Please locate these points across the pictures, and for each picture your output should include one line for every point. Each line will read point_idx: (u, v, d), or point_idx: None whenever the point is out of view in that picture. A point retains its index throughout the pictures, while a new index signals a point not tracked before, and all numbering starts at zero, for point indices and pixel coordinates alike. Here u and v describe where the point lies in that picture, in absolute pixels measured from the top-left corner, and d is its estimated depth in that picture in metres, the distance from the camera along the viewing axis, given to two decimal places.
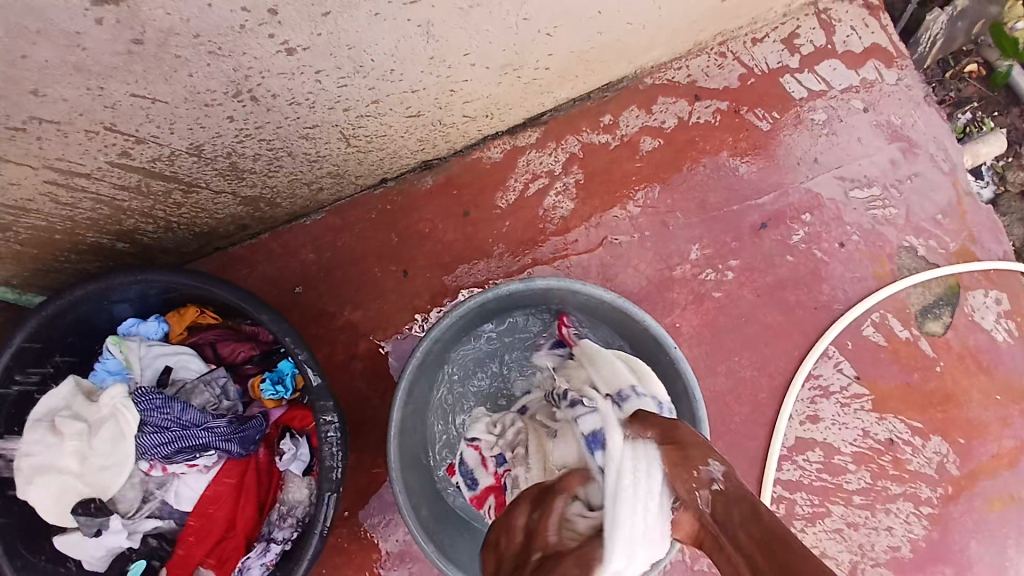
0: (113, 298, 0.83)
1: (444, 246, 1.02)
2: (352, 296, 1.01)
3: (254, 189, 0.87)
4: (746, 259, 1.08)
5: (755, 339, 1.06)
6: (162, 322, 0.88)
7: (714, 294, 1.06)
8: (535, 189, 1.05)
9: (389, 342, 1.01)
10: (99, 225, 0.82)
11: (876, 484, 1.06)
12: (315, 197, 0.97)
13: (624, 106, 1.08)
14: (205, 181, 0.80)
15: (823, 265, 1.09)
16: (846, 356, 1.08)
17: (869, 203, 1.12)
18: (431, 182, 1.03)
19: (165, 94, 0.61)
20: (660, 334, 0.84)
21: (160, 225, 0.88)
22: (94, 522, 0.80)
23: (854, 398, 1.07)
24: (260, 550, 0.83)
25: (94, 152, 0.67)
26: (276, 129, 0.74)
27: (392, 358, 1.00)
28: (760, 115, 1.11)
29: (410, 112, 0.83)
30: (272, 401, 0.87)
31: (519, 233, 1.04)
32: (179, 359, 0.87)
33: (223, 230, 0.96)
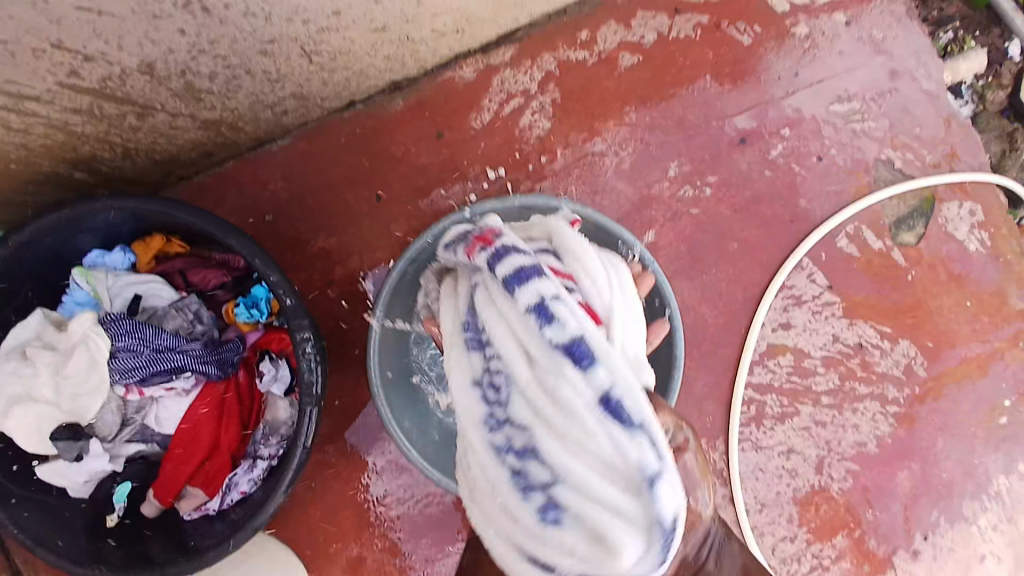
0: (76, 229, 0.81)
1: (418, 169, 1.01)
2: (326, 221, 1.00)
3: (214, 111, 0.84)
4: (724, 174, 1.07)
5: (731, 253, 1.08)
6: (129, 253, 0.88)
7: (691, 211, 1.06)
8: (511, 109, 1.02)
9: (369, 276, 1.00)
10: (54, 153, 0.79)
11: (843, 385, 1.10)
12: (279, 120, 0.94)
13: (602, 22, 1.04)
14: (162, 103, 0.78)
15: (800, 179, 1.09)
16: (819, 267, 1.10)
17: (849, 117, 1.11)
18: (402, 104, 1.00)
19: (111, 7, 0.58)
20: (640, 252, 0.87)
21: (118, 151, 0.85)
22: (75, 447, 0.83)
23: (825, 306, 1.10)
24: (247, 467, 0.87)
25: (43, 72, 0.64)
26: (232, 45, 0.71)
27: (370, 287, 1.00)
28: (742, 29, 1.07)
29: (374, 26, 0.80)
30: (247, 325, 0.90)
31: (494, 152, 1.02)
32: (149, 287, 0.88)
33: (186, 157, 0.93)
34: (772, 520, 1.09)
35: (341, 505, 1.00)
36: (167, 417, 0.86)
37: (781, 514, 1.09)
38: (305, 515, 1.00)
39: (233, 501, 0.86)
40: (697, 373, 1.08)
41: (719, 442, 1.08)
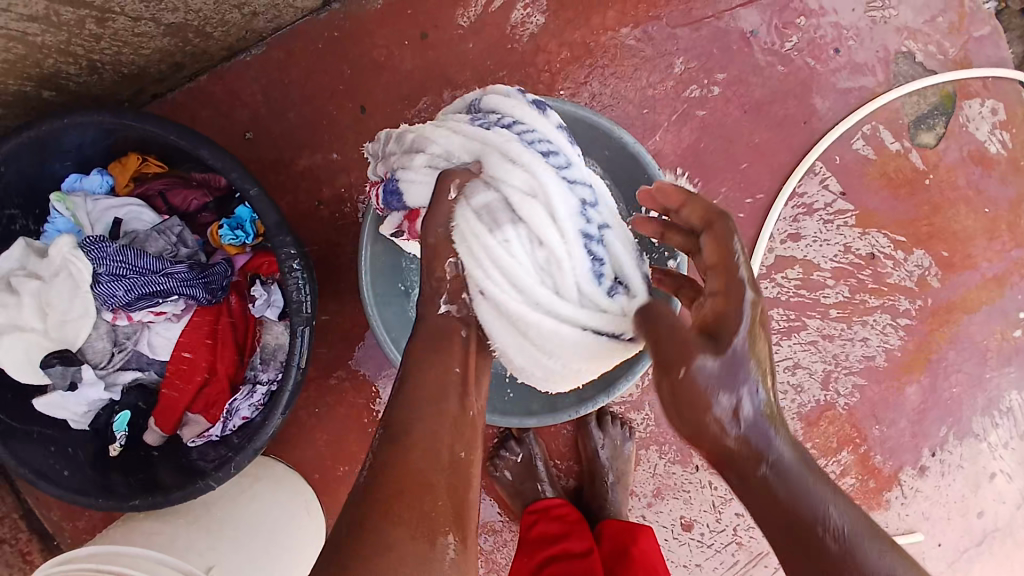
0: (45, 150, 0.76)
1: (404, 76, 0.93)
2: (308, 137, 0.94)
3: (178, 15, 0.76)
4: (733, 72, 1.00)
5: (740, 160, 1.02)
6: (106, 175, 0.83)
7: (697, 113, 1.00)
8: (501, 4, 0.93)
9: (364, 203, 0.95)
10: (14, 69, 0.72)
11: (853, 298, 1.07)
12: (250, 24, 0.86)
13: None
14: (120, 6, 0.70)
15: (815, 75, 1.02)
16: (832, 172, 1.04)
17: (869, 3, 1.02)
18: (382, 2, 0.92)
19: None
20: (638, 151, 0.82)
21: (83, 65, 0.78)
22: (65, 376, 0.79)
23: (837, 215, 1.05)
24: (247, 392, 0.84)
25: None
26: None
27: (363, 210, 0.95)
28: None
29: None
30: (233, 247, 0.84)
31: (484, 56, 0.94)
32: (128, 211, 0.82)
33: (155, 70, 0.86)
34: None
35: (344, 430, 0.99)
36: (161, 344, 0.83)
37: None
38: (309, 440, 0.99)
39: (235, 428, 0.83)
40: None
41: None
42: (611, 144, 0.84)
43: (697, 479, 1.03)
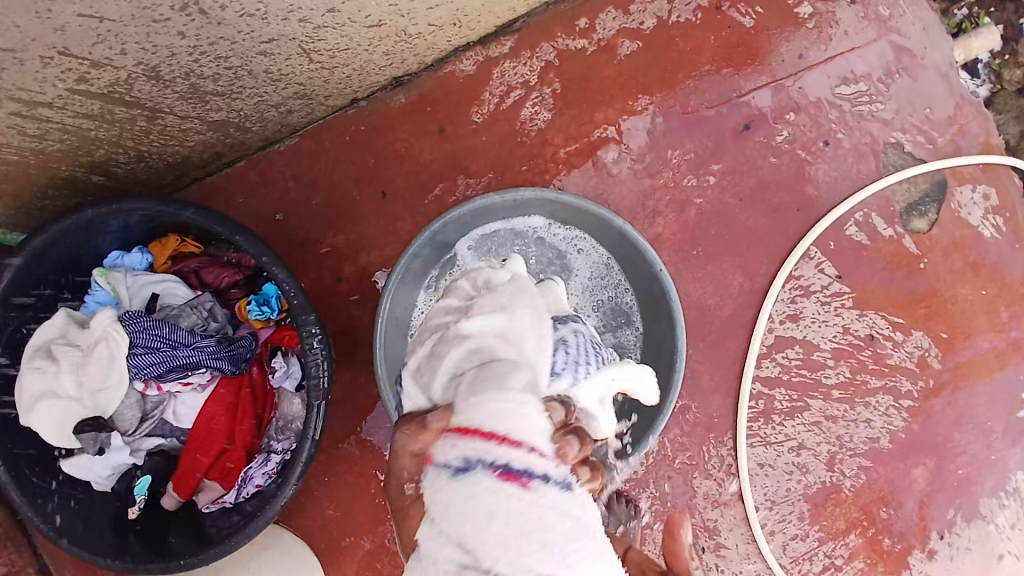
0: (94, 229, 0.84)
1: (421, 165, 1.02)
2: (332, 220, 1.01)
3: (221, 113, 0.85)
4: (728, 163, 1.06)
5: (738, 243, 1.07)
6: (146, 253, 0.90)
7: (696, 201, 1.06)
8: (511, 101, 1.02)
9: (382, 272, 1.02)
10: (71, 157, 0.80)
11: (855, 378, 1.10)
12: (285, 119, 0.95)
13: (600, 8, 1.03)
14: (169, 106, 0.78)
15: (808, 166, 1.08)
16: (828, 256, 1.09)
17: (856, 99, 1.09)
18: (404, 99, 1.01)
19: (111, 12, 0.59)
20: (640, 240, 0.88)
21: (133, 155, 0.85)
22: (96, 441, 0.85)
23: (835, 296, 1.09)
24: (261, 461, 0.89)
25: (50, 79, 0.65)
26: (230, 47, 0.71)
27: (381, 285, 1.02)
28: (743, 11, 1.06)
29: (372, 22, 0.80)
30: (259, 321, 0.90)
31: (496, 147, 1.02)
32: (166, 286, 0.88)
33: (197, 159, 0.94)
34: (783, 517, 1.08)
35: (354, 500, 1.02)
36: (184, 414, 0.87)
37: (792, 511, 1.08)
38: (319, 508, 1.02)
39: (247, 494, 0.89)
40: (705, 366, 1.07)
41: (728, 437, 1.08)
42: (612, 230, 0.91)
43: (704, 562, 1.08)
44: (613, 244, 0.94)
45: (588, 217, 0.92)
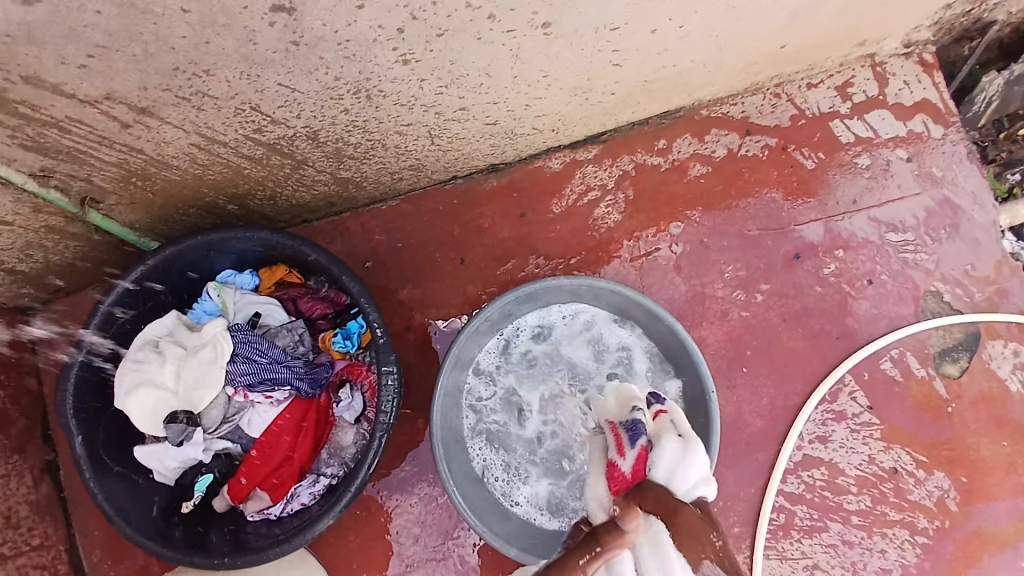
0: (219, 250, 0.97)
1: (499, 240, 1.15)
2: (414, 275, 1.14)
3: (349, 172, 1.00)
4: (777, 284, 1.16)
5: (777, 358, 1.15)
6: (255, 276, 1.03)
7: (743, 313, 1.15)
8: (588, 200, 1.15)
9: (434, 325, 1.13)
10: (219, 186, 0.92)
11: (875, 508, 1.13)
12: (394, 184, 1.10)
13: (679, 133, 1.17)
14: (312, 161, 0.92)
15: (851, 300, 1.18)
16: (862, 386, 1.15)
17: (901, 247, 1.19)
18: (495, 182, 1.16)
19: (302, 85, 0.72)
20: (691, 344, 0.97)
21: (267, 193, 0.99)
22: (180, 433, 0.95)
23: (865, 426, 1.14)
24: (310, 481, 0.97)
25: (235, 125, 0.77)
26: (378, 124, 0.87)
27: (439, 335, 1.13)
28: (807, 154, 1.19)
29: (488, 120, 0.96)
30: (339, 353, 1.01)
31: (568, 235, 1.15)
32: (267, 307, 1.01)
33: (314, 205, 1.08)
34: None
35: (380, 536, 1.08)
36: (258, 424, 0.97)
37: None
38: (348, 536, 1.08)
39: (292, 510, 0.96)
40: (732, 470, 1.13)
41: (745, 546, 1.12)
42: (667, 330, 1.01)
43: None
44: (666, 343, 1.04)
45: (649, 313, 1.01)
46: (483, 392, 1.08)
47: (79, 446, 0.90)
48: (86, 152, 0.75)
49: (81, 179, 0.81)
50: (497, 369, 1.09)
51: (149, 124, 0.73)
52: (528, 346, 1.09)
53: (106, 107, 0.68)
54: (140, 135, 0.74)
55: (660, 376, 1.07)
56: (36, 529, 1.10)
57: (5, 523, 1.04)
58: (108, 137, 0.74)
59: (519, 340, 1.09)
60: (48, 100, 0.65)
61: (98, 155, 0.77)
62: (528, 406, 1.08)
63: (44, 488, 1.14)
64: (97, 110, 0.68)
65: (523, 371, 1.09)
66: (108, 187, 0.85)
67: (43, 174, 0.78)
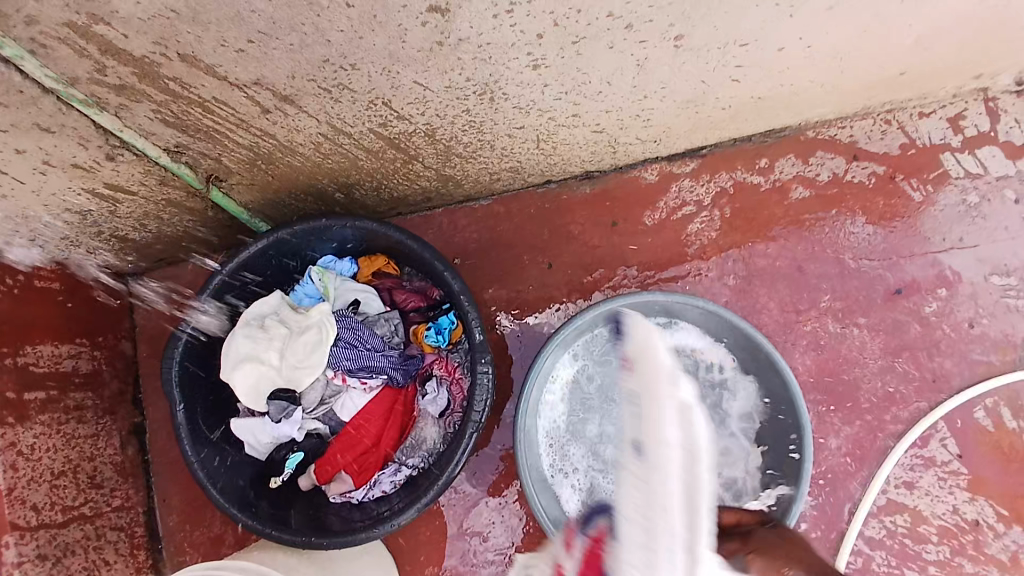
0: (325, 236, 1.00)
1: (589, 249, 1.14)
2: (500, 277, 1.15)
3: (454, 170, 1.02)
4: (874, 318, 1.13)
5: (864, 393, 1.11)
6: (354, 264, 1.06)
7: (835, 345, 1.12)
8: (681, 215, 1.14)
9: (506, 315, 1.15)
10: (332, 175, 0.95)
11: (953, 559, 1.08)
12: (491, 185, 1.11)
13: (783, 153, 1.15)
14: (423, 157, 0.94)
15: (949, 341, 1.12)
16: (953, 433, 1.10)
17: (1004, 292, 1.12)
18: (588, 191, 1.16)
19: (433, 84, 0.74)
20: (786, 370, 0.98)
21: (373, 186, 1.01)
22: (281, 411, 0.99)
23: (953, 474, 1.09)
24: (393, 469, 1.01)
25: (363, 117, 0.79)
26: (492, 126, 0.88)
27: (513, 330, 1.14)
28: (914, 185, 1.14)
29: (596, 128, 0.96)
30: (431, 346, 1.03)
31: (659, 249, 1.14)
32: (366, 296, 1.04)
33: (411, 199, 1.11)
34: None
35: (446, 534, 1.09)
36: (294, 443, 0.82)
37: None
38: (417, 530, 1.10)
39: (374, 496, 1.00)
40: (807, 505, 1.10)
41: None
42: (763, 354, 1.00)
43: None
44: (726, 333, 1.05)
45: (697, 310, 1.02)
46: (563, 446, 1.08)
47: (180, 414, 0.93)
48: (223, 133, 0.79)
49: (211, 158, 0.85)
50: (567, 422, 1.08)
51: (286, 111, 0.76)
52: (587, 385, 1.09)
53: (252, 92, 0.71)
54: (275, 121, 0.77)
55: (722, 369, 1.08)
56: (118, 490, 1.14)
57: (88, 484, 1.07)
58: (247, 120, 0.77)
59: (577, 384, 1.09)
60: (201, 80, 0.68)
61: (234, 136, 0.80)
62: (611, 444, 1.08)
63: (130, 450, 1.19)
64: (243, 93, 0.71)
65: (608, 382, 1.09)
66: (234, 168, 0.88)
67: (177, 149, 0.82)
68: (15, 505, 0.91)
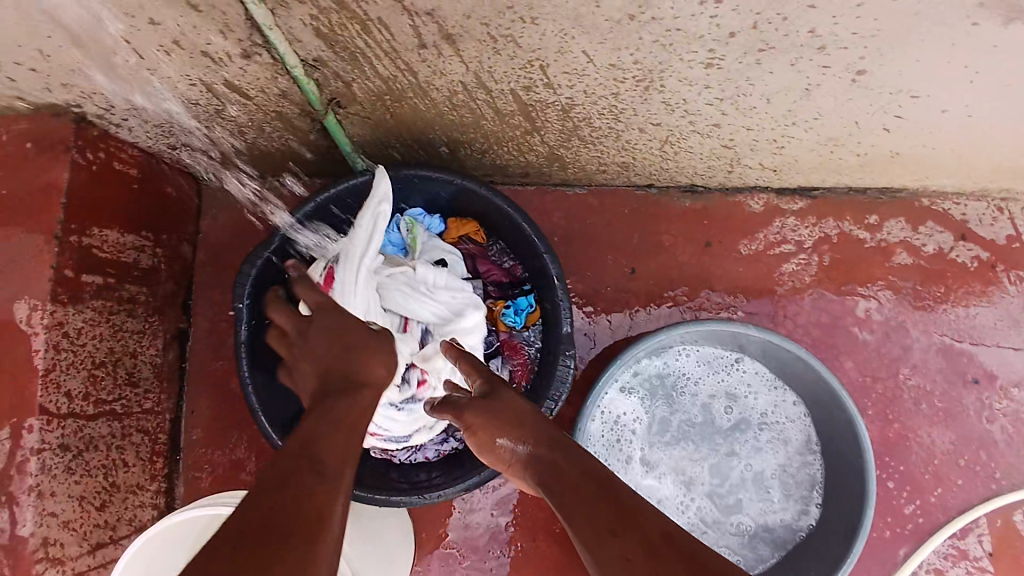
0: (428, 188, 0.96)
1: (675, 263, 1.11)
2: (579, 269, 1.12)
3: (568, 152, 0.98)
4: (947, 401, 1.09)
5: (919, 473, 1.08)
6: (444, 223, 1.03)
7: (902, 418, 1.09)
8: (778, 252, 1.10)
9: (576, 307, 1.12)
10: (449, 129, 0.92)
11: None
12: (594, 175, 1.08)
13: (894, 215, 1.11)
14: (546, 131, 0.91)
15: (1018, 443, 1.08)
16: (992, 531, 1.07)
17: None
18: (689, 205, 1.12)
19: (601, 58, 0.70)
20: (862, 433, 0.93)
21: (483, 148, 0.98)
22: None
23: (989, 573, 1.06)
24: (440, 437, 1.00)
25: (513, 77, 0.76)
26: (631, 116, 0.84)
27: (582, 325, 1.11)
28: (1015, 279, 1.10)
29: (728, 143, 0.92)
30: (505, 325, 1.00)
31: (746, 279, 1.10)
32: (451, 258, 1.00)
33: (511, 171, 1.07)
34: None
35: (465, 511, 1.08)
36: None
37: None
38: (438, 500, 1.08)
39: (415, 460, 0.99)
40: None
41: None
42: (840, 411, 0.96)
43: None
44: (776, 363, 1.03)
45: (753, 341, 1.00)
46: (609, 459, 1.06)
47: (243, 333, 0.89)
48: (368, 58, 0.76)
49: (342, 82, 0.82)
50: (616, 439, 1.06)
51: (441, 51, 0.72)
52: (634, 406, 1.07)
53: (419, 22, 0.68)
54: (426, 59, 0.74)
55: (775, 408, 1.07)
56: (151, 393, 1.11)
57: (126, 380, 1.05)
58: (398, 51, 0.73)
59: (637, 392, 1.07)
60: None
61: (376, 64, 0.77)
62: (656, 462, 1.06)
63: (170, 355, 1.17)
64: (409, 22, 0.68)
65: (669, 399, 1.07)
66: (359, 97, 0.85)
67: (315, 64, 0.78)
68: (48, 387, 0.89)
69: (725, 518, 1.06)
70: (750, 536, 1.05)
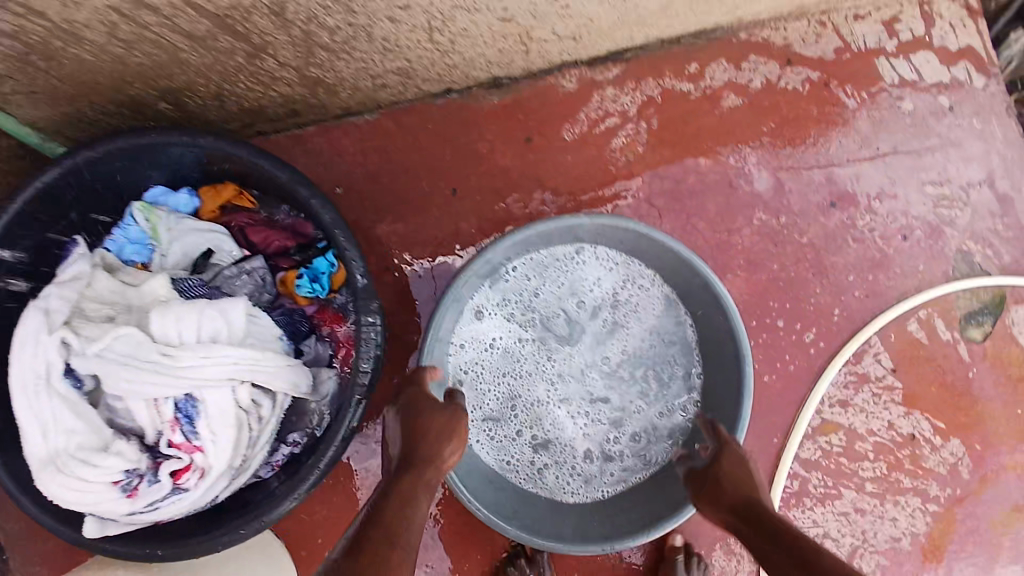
0: (152, 160, 0.79)
1: (499, 171, 0.97)
2: (396, 207, 0.96)
3: (322, 70, 0.80)
4: (811, 234, 1.04)
5: (801, 316, 1.04)
6: (194, 197, 0.86)
7: (772, 265, 1.03)
8: (604, 128, 0.99)
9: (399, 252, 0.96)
10: (150, 75, 0.72)
11: (890, 475, 1.05)
12: (375, 93, 0.90)
13: (711, 58, 1.01)
14: (275, 49, 0.72)
15: (886, 256, 1.05)
16: (887, 348, 1.05)
17: (937, 202, 1.06)
18: (496, 101, 0.97)
19: None
20: (721, 292, 0.85)
21: (212, 90, 0.78)
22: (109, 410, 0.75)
23: (888, 391, 1.05)
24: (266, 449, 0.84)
25: None
26: (365, 3, 0.67)
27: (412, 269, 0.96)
28: (849, 92, 1.04)
29: (503, 15, 0.77)
30: (305, 298, 0.85)
31: (579, 168, 0.98)
32: (213, 238, 0.85)
33: (271, 112, 0.88)
34: None
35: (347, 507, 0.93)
36: (78, 491, 0.71)
37: None
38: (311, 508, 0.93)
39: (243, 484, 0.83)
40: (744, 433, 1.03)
41: None
42: (695, 275, 0.87)
43: None
44: (618, 242, 0.92)
45: (587, 229, 0.88)
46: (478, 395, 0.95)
47: None
48: None
49: None
50: (480, 373, 0.94)
51: None
52: (491, 335, 0.95)
53: None
54: None
55: (642, 290, 0.97)
56: None
57: None
58: None
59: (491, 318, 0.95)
60: None
61: None
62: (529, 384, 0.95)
63: None
64: None
65: (526, 315, 0.96)
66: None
67: None
68: None
69: (619, 419, 0.96)
70: (649, 432, 0.96)
